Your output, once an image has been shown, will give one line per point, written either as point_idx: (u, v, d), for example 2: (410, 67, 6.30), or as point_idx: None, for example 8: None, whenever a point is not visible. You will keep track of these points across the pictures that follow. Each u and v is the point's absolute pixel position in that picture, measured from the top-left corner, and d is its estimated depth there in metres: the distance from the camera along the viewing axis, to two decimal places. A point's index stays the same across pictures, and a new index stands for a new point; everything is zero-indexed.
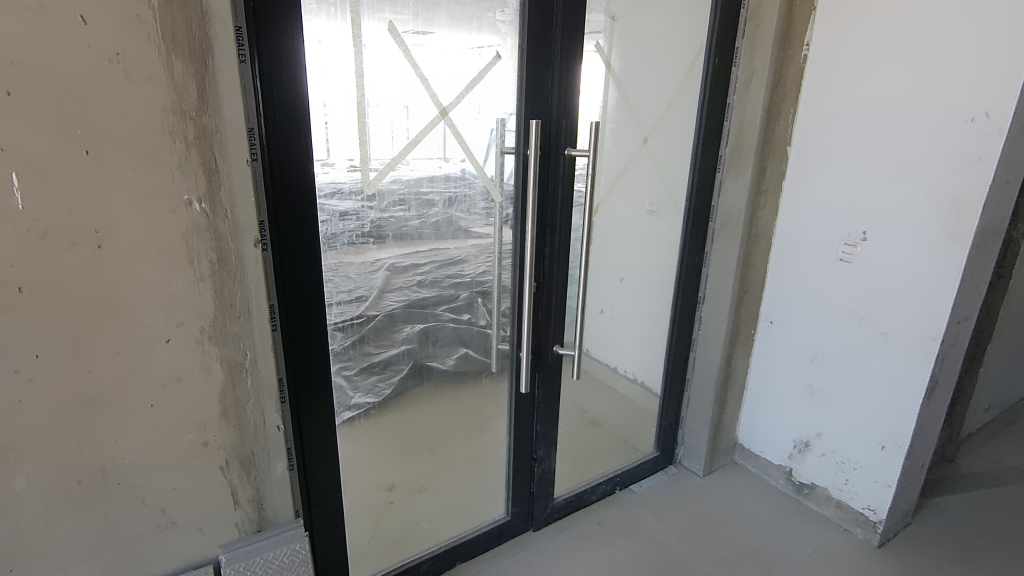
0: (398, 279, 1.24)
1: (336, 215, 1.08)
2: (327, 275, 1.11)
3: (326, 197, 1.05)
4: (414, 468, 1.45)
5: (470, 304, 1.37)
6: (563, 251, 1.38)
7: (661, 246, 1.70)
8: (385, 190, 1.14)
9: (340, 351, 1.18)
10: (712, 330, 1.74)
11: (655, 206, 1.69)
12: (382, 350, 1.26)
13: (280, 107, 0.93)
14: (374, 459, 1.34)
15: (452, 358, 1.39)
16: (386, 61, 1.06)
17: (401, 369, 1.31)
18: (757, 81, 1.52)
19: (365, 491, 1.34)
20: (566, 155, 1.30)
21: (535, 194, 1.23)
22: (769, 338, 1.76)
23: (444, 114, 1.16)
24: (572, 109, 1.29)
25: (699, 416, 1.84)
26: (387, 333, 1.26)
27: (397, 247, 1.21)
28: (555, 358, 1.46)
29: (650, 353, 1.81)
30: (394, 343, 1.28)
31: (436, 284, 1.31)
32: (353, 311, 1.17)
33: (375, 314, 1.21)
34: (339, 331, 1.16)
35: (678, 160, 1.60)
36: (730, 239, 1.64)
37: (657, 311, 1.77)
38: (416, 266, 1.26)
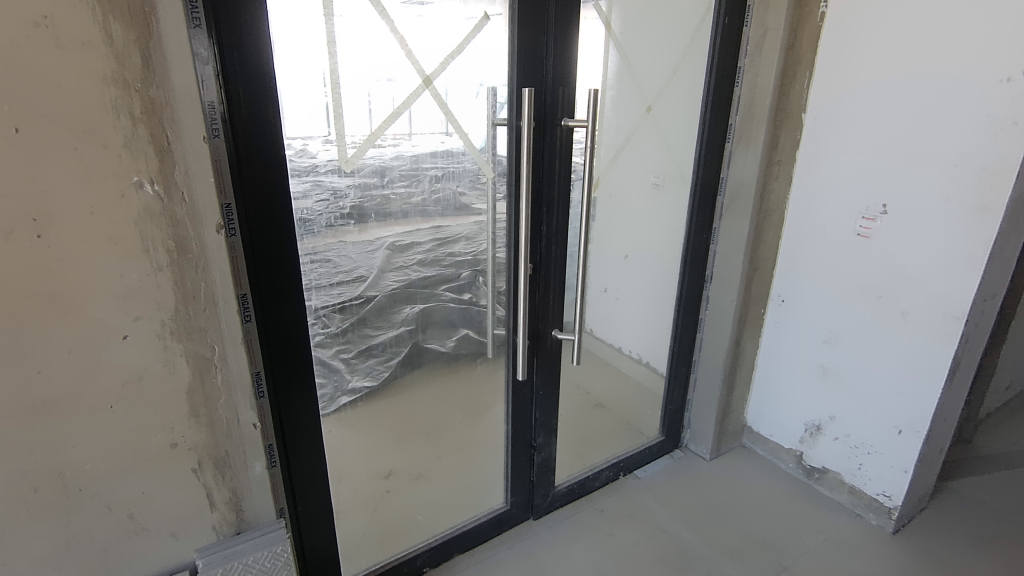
0: (399, 258, 1.18)
1: (332, 193, 1.01)
2: (325, 254, 1.05)
3: (323, 173, 0.99)
4: (411, 455, 1.42)
5: (472, 283, 1.30)
6: (562, 229, 1.29)
7: (670, 224, 1.62)
8: (380, 166, 1.06)
9: (338, 333, 1.12)
10: (719, 310, 1.66)
11: (660, 178, 1.59)
12: (380, 333, 1.20)
13: (241, 78, 0.84)
14: (370, 446, 1.30)
15: (451, 340, 1.33)
16: (360, 25, 0.96)
17: (401, 351, 1.26)
18: (770, 42, 1.40)
19: (360, 479, 1.31)
20: (562, 125, 1.21)
21: (529, 170, 1.14)
22: (780, 318, 1.67)
23: (428, 83, 1.06)
24: (568, 76, 1.19)
25: (705, 398, 1.77)
26: (387, 314, 1.21)
27: (398, 224, 1.15)
28: (554, 344, 1.38)
29: (655, 333, 1.74)
30: (393, 324, 1.23)
31: (437, 262, 1.24)
32: (347, 294, 1.11)
33: (374, 295, 1.17)
34: (336, 312, 1.10)
35: (685, 130, 1.49)
36: (739, 214, 1.55)
37: (662, 290, 1.69)
38: (417, 245, 1.20)
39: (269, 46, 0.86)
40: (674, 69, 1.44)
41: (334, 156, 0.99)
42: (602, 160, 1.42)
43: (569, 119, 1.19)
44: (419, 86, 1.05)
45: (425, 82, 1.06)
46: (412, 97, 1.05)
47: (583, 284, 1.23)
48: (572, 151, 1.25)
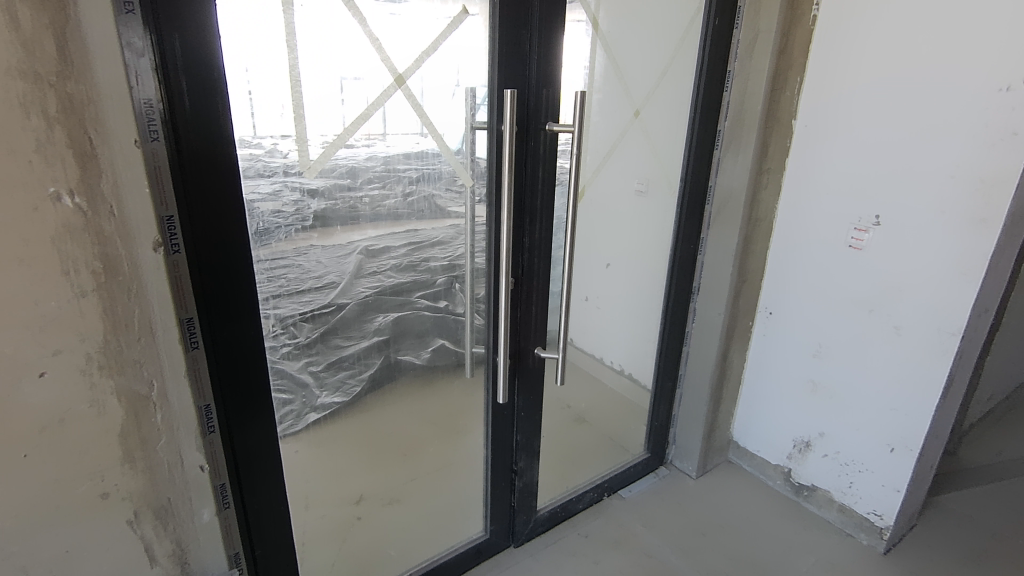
0: (373, 263, 1.06)
1: (306, 194, 0.91)
2: (293, 259, 0.94)
3: (292, 174, 0.89)
4: (385, 479, 1.29)
5: (448, 290, 1.19)
6: (546, 240, 1.21)
7: (654, 231, 1.55)
8: (353, 166, 0.96)
9: (306, 344, 1.01)
10: (707, 323, 1.60)
11: (644, 185, 1.49)
12: (350, 343, 1.08)
13: (184, 73, 0.73)
14: (338, 471, 1.18)
15: (426, 351, 1.22)
16: (324, 16, 0.85)
17: (373, 364, 1.14)
18: (761, 47, 1.35)
19: (327, 506, 1.19)
20: (546, 130, 1.13)
21: (511, 178, 1.05)
22: (768, 330, 1.62)
23: (400, 82, 0.96)
24: (553, 77, 1.10)
25: (692, 414, 1.71)
26: (358, 324, 1.09)
27: (374, 227, 1.03)
28: (536, 362, 1.30)
29: (641, 343, 1.66)
30: (365, 335, 1.10)
31: (413, 268, 1.13)
32: (315, 300, 1.00)
33: (345, 303, 1.05)
34: (304, 321, 0.99)
35: (672, 135, 1.44)
36: (728, 224, 1.49)
37: (646, 297, 1.61)
38: (392, 249, 1.08)
39: (218, 37, 0.75)
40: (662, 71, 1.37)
41: (296, 163, 0.89)
42: (589, 158, 1.32)
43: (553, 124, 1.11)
44: (391, 86, 0.95)
45: (397, 81, 0.96)
46: (384, 97, 0.95)
47: (568, 298, 1.15)
48: (557, 158, 1.17)
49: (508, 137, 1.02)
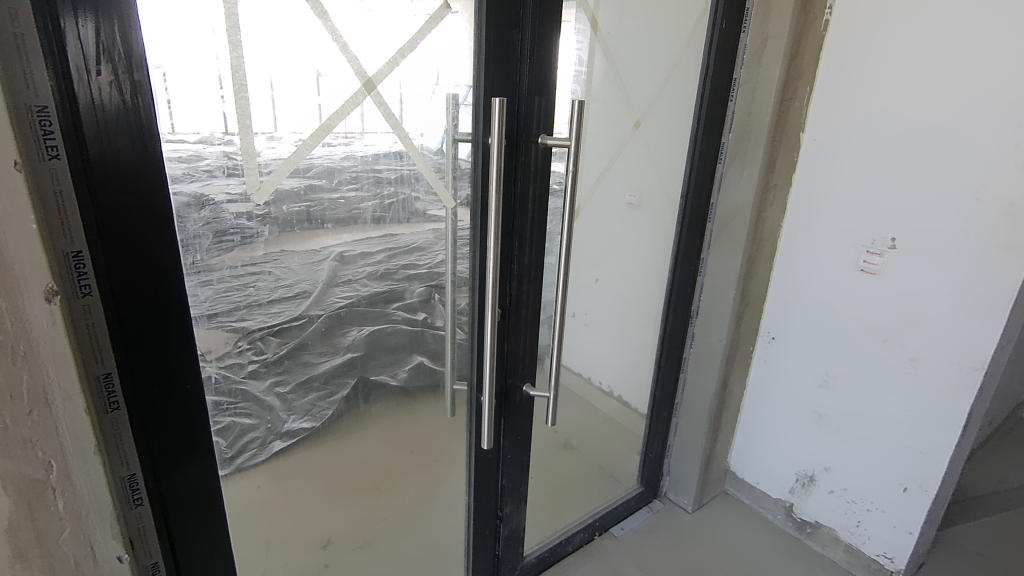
0: (348, 270, 0.92)
1: (279, 197, 0.78)
2: (259, 266, 0.79)
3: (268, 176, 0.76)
4: (355, 519, 1.13)
5: (426, 302, 1.04)
6: (538, 265, 1.08)
7: (649, 245, 1.42)
8: (331, 167, 0.82)
9: (272, 361, 0.87)
10: (707, 349, 1.49)
11: (635, 197, 1.35)
12: (324, 360, 0.94)
13: (95, 75, 0.58)
14: (300, 513, 1.03)
15: (404, 370, 1.07)
16: (274, 8, 0.70)
17: (345, 384, 0.98)
18: (771, 53, 1.25)
19: (289, 554, 1.04)
20: (538, 143, 0.99)
21: (500, 201, 0.92)
22: (769, 357, 1.52)
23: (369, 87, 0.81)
24: (546, 83, 0.97)
25: (689, 445, 1.60)
26: (331, 338, 0.94)
27: (347, 232, 0.89)
28: (525, 399, 1.16)
29: (634, 359, 1.53)
30: (338, 351, 0.95)
31: (388, 276, 0.98)
32: (285, 313, 0.85)
33: (317, 315, 0.90)
34: (271, 336, 0.85)
35: (672, 146, 1.32)
36: (731, 244, 1.38)
37: (639, 310, 1.49)
38: (367, 255, 0.93)
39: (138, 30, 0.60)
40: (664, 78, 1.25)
41: (242, 183, 0.73)
42: (584, 171, 1.20)
43: (546, 137, 0.98)
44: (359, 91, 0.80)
45: (366, 85, 0.81)
46: (350, 104, 0.80)
47: (561, 324, 1.06)
48: (549, 174, 1.04)
49: (496, 154, 0.89)
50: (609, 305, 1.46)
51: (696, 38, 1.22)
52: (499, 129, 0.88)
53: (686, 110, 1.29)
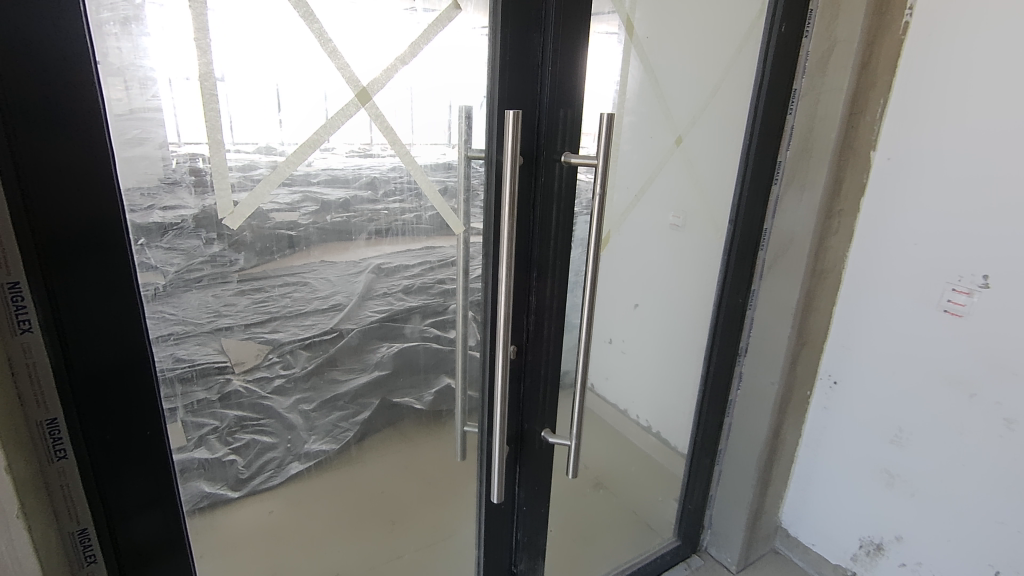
0: (383, 283, 0.87)
1: (305, 207, 0.74)
2: (302, 276, 0.78)
3: (315, 184, 0.74)
4: (366, 552, 1.10)
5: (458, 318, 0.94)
6: (561, 297, 0.96)
7: (694, 271, 1.29)
8: (376, 178, 0.79)
9: (300, 376, 0.85)
10: (756, 393, 1.32)
11: (678, 218, 1.23)
12: (350, 378, 0.91)
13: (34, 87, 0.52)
14: (309, 537, 1.01)
15: (430, 393, 1.00)
16: (251, 12, 0.63)
17: (370, 404, 0.94)
18: (839, 59, 1.08)
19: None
20: (562, 163, 0.87)
21: (514, 229, 0.81)
22: (829, 403, 1.34)
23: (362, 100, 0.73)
24: (571, 95, 0.86)
25: (733, 496, 1.43)
26: (359, 355, 0.90)
27: (389, 244, 0.84)
28: (544, 446, 1.04)
29: (674, 396, 1.39)
30: (365, 368, 0.92)
31: (425, 290, 0.91)
32: (318, 325, 0.84)
33: (349, 330, 0.87)
34: (301, 348, 0.84)
35: (718, 165, 1.19)
36: (787, 276, 1.22)
37: (677, 341, 1.35)
38: (405, 268, 0.88)
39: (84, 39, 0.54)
40: (709, 89, 1.12)
41: (211, 206, 0.67)
42: (615, 190, 1.07)
43: (569, 155, 0.86)
44: (349, 103, 0.72)
45: (359, 97, 0.73)
46: (340, 118, 0.72)
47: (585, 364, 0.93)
48: (575, 197, 0.92)
49: (510, 176, 0.78)
50: (639, 332, 1.33)
51: (748, 47, 1.09)
52: (514, 149, 0.77)
53: (735, 125, 1.16)
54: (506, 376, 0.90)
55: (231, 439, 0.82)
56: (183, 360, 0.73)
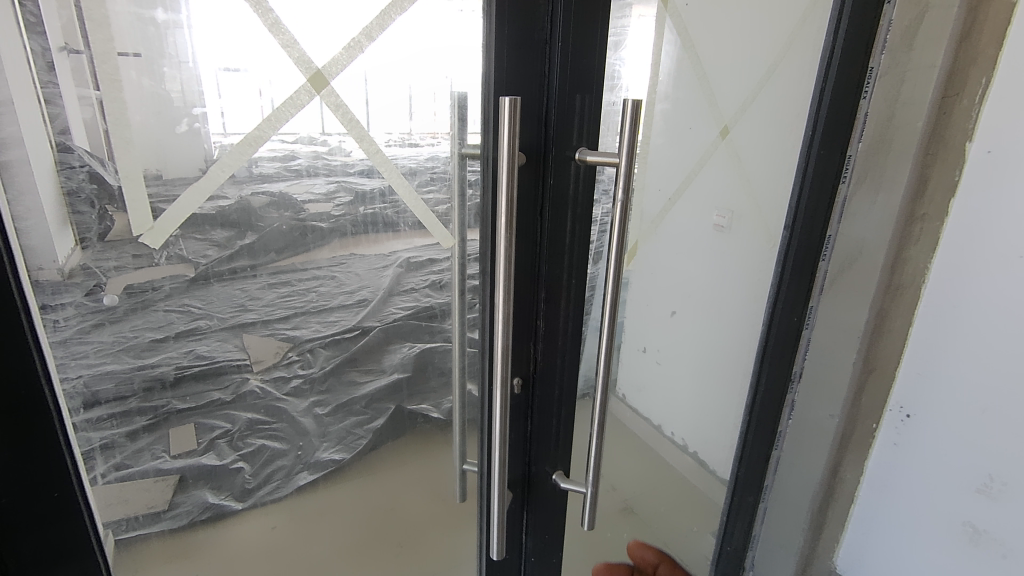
0: (413, 279, 0.89)
1: (273, 197, 0.74)
2: (331, 270, 0.84)
3: (352, 174, 0.77)
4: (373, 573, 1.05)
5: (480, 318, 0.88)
6: (577, 323, 0.81)
7: (747, 281, 1.12)
8: (415, 167, 0.81)
9: (318, 376, 0.90)
10: (809, 427, 1.15)
11: (723, 220, 1.10)
12: (367, 380, 0.94)
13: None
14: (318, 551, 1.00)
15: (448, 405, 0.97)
16: (218, 13, 0.64)
17: (386, 410, 0.97)
18: (932, 31, 0.88)
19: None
20: (576, 161, 0.72)
21: (511, 242, 0.65)
22: (902, 441, 1.12)
23: (315, 85, 0.71)
24: (590, 79, 0.70)
25: (784, 538, 1.26)
26: (378, 356, 0.93)
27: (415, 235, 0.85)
28: (555, 492, 0.89)
29: (710, 415, 1.27)
30: (385, 370, 0.94)
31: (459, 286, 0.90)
32: (342, 321, 0.89)
33: (373, 327, 0.91)
34: (323, 346, 0.89)
35: (772, 159, 1.04)
36: (855, 292, 1.03)
37: (720, 355, 1.23)
38: (434, 264, 0.88)
39: (26, 30, 0.57)
40: (762, 74, 0.99)
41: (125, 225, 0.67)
42: (644, 190, 0.98)
43: (585, 151, 0.71)
44: (301, 88, 0.70)
45: (312, 81, 0.70)
46: (288, 110, 0.70)
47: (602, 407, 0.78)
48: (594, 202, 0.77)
49: (506, 175, 0.63)
50: (676, 345, 1.23)
51: (811, 22, 0.94)
52: (512, 142, 0.62)
53: (798, 109, 0.98)
54: (506, 418, 0.75)
55: (238, 447, 0.89)
56: (204, 358, 0.80)
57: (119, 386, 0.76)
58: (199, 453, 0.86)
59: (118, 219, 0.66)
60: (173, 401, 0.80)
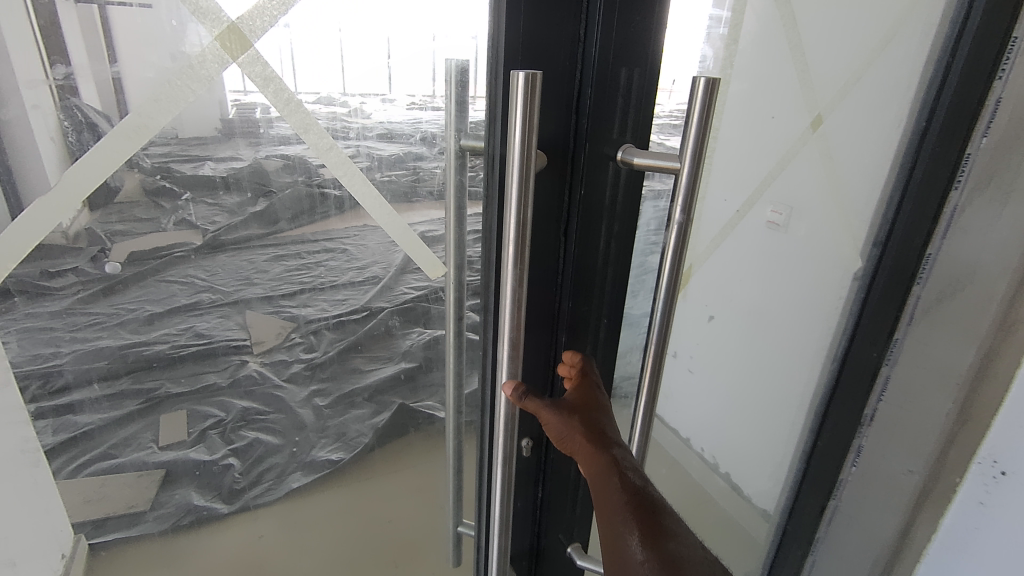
0: (428, 252, 0.83)
1: (292, 165, 0.72)
2: (348, 239, 0.80)
3: (372, 138, 0.73)
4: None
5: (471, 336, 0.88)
6: (603, 351, 0.71)
7: (803, 277, 1.18)
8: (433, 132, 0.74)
9: (321, 360, 0.88)
10: (881, 475, 1.07)
11: (777, 214, 1.18)
12: (371, 370, 0.91)
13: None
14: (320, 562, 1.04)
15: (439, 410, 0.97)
16: None
17: (390, 404, 0.95)
18: None
19: None
20: (616, 161, 0.59)
21: (523, 283, 0.48)
22: (991, 505, 0.92)
23: (230, 46, 0.61)
24: (647, 51, 0.56)
25: (837, 574, 1.17)
26: (383, 344, 0.90)
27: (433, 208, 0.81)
28: (568, 562, 0.77)
29: (771, 408, 1.33)
30: (392, 358, 0.92)
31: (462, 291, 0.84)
32: (349, 301, 0.85)
33: (381, 309, 0.87)
34: (327, 329, 0.86)
35: (861, 150, 1.05)
36: (952, 326, 0.94)
37: (756, 350, 1.32)
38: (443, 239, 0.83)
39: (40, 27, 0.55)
40: (867, 55, 1.00)
41: None
42: (719, 185, 1.15)
43: (628, 149, 0.58)
44: (209, 51, 0.61)
45: (223, 40, 0.61)
46: (188, 85, 0.62)
47: None
48: (632, 214, 0.64)
49: (517, 186, 0.45)
50: (712, 339, 1.37)
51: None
52: (530, 139, 0.43)
53: (896, 107, 0.99)
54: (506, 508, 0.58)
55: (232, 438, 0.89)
56: (203, 337, 0.79)
57: (105, 380, 0.76)
58: (189, 446, 0.87)
59: (129, 181, 0.63)
60: (167, 385, 0.80)
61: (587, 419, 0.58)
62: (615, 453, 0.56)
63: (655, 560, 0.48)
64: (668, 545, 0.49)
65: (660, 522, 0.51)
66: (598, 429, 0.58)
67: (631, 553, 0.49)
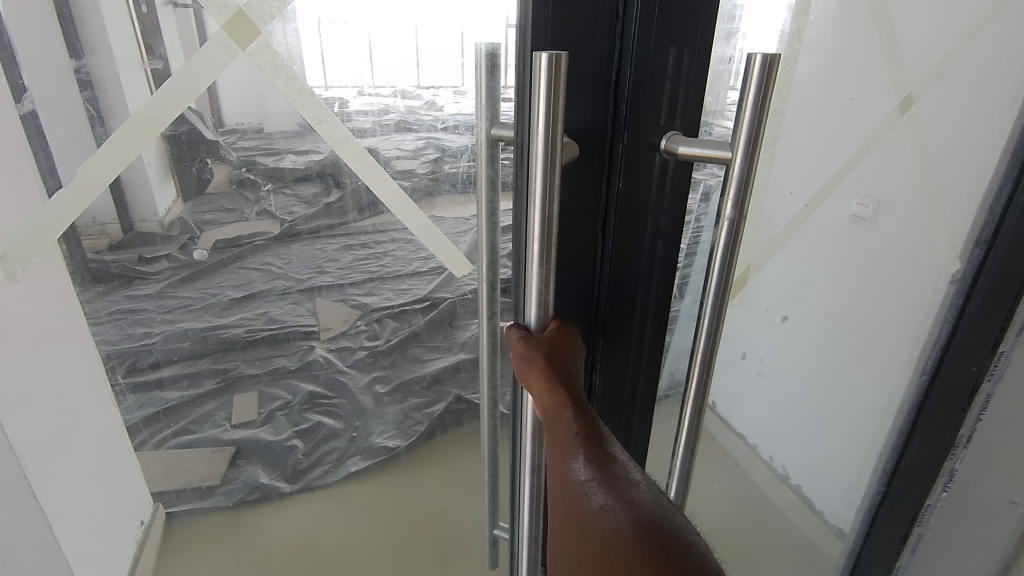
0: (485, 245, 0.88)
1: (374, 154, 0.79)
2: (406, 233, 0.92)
3: (442, 130, 0.80)
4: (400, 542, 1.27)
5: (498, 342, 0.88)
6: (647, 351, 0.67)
7: (890, 274, 1.10)
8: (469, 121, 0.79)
9: (386, 345, 1.16)
10: (974, 503, 0.95)
11: (862, 208, 1.11)
12: (431, 357, 1.16)
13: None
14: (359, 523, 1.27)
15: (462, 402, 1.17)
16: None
17: (445, 390, 1.17)
18: None
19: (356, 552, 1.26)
20: (660, 151, 0.56)
21: (547, 281, 0.50)
22: None
23: (237, 35, 0.67)
24: (697, 35, 0.53)
25: None
26: (439, 335, 1.15)
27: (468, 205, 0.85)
28: None
29: (851, 415, 1.25)
30: (450, 350, 1.15)
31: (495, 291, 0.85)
32: (416, 294, 1.09)
33: (433, 304, 1.09)
34: (391, 317, 1.14)
35: (959, 134, 0.98)
36: None
37: (834, 351, 1.25)
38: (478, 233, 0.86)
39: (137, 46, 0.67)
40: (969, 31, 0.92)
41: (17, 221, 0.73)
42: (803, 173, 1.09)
43: (673, 136, 0.55)
44: (219, 40, 0.66)
45: (230, 28, 0.66)
46: (199, 77, 0.68)
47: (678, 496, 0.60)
48: (679, 211, 0.61)
49: (541, 181, 0.46)
50: (780, 336, 1.32)
51: None
52: (554, 128, 0.44)
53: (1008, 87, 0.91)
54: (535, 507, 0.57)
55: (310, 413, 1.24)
56: (277, 321, 1.11)
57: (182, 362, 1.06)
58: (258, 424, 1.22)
59: (217, 171, 0.86)
60: (243, 366, 1.13)
61: (557, 346, 0.54)
62: (574, 380, 0.53)
63: (599, 481, 0.46)
64: (614, 468, 0.47)
65: (608, 447, 0.49)
66: (564, 356, 0.54)
67: (575, 475, 0.48)
